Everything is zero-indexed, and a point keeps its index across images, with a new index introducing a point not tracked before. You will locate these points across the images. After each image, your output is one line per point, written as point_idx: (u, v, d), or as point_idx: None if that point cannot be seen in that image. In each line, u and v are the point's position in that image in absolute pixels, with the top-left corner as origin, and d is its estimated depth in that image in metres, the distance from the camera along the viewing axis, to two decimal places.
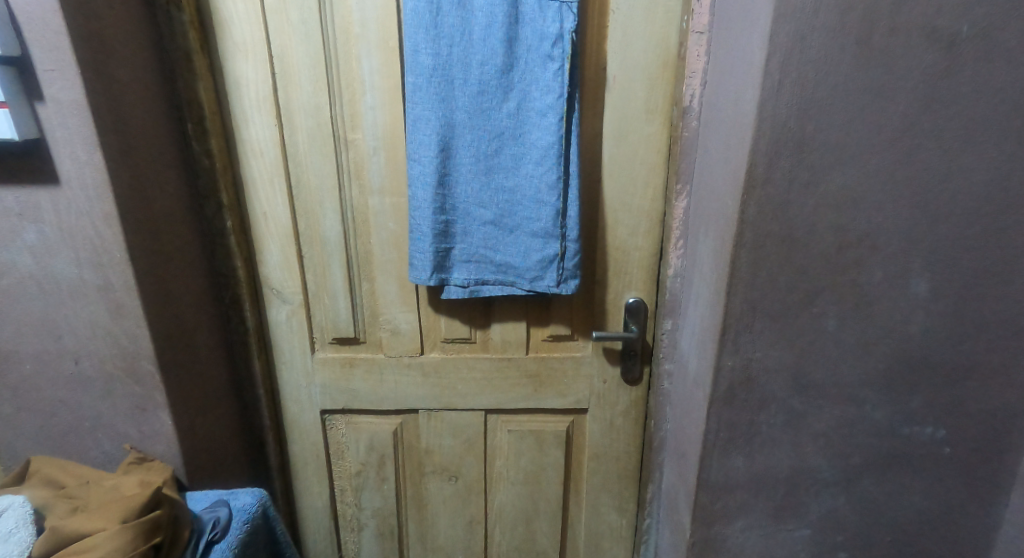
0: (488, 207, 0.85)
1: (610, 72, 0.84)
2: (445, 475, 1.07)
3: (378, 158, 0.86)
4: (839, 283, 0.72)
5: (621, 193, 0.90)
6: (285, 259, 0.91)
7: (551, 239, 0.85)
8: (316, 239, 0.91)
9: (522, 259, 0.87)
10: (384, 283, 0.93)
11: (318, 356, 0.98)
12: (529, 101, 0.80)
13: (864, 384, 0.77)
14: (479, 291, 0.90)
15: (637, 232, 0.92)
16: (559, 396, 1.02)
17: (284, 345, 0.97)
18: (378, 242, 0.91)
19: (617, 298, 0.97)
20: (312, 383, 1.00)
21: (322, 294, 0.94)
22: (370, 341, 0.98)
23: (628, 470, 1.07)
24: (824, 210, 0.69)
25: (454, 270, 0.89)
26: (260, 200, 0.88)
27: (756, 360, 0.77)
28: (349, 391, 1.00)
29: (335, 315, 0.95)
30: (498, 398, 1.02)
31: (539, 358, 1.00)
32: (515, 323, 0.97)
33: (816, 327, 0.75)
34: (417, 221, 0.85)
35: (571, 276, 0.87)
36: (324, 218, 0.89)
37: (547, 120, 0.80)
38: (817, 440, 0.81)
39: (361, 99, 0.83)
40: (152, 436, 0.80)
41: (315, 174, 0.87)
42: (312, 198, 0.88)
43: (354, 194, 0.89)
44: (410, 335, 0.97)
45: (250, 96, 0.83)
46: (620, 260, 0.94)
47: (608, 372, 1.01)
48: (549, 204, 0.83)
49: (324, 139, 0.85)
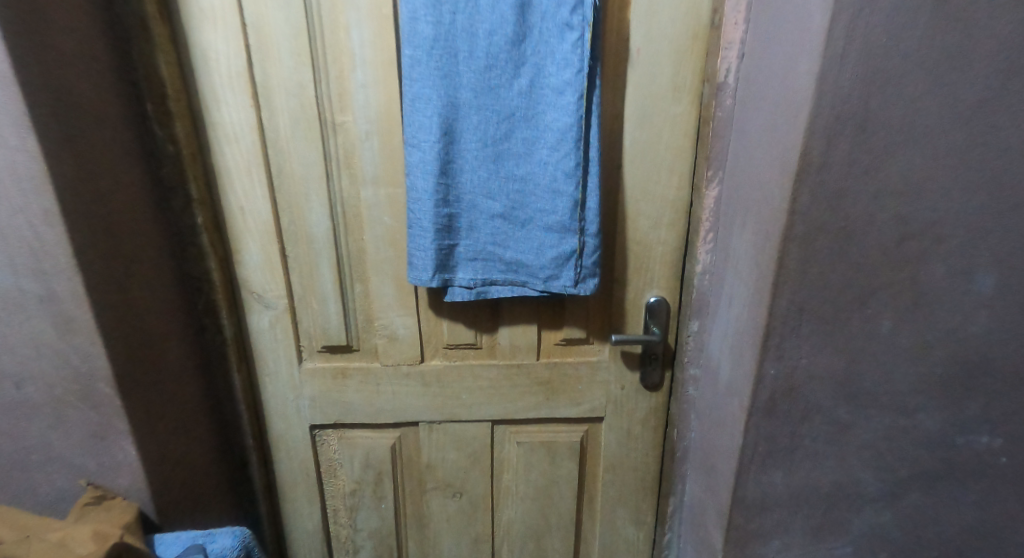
0: (496, 198, 0.76)
1: (633, 44, 0.75)
2: (449, 491, 0.99)
3: (371, 143, 0.76)
4: (897, 280, 0.64)
5: (643, 182, 0.81)
6: (266, 259, 0.80)
7: (568, 234, 0.76)
8: (301, 236, 0.80)
9: (535, 257, 0.78)
10: (380, 284, 0.84)
11: (306, 367, 0.88)
12: (544, 77, 0.71)
13: (918, 391, 0.70)
14: (486, 292, 0.82)
15: (660, 224, 0.83)
16: (572, 404, 0.94)
17: (268, 356, 0.86)
18: (372, 239, 0.81)
19: (637, 298, 0.88)
20: (299, 396, 0.89)
21: (309, 297, 0.84)
22: (365, 348, 0.89)
23: (647, 481, 0.99)
24: (885, 199, 0.61)
25: (458, 269, 0.80)
26: (236, 192, 0.76)
27: (802, 366, 0.69)
28: (342, 404, 0.91)
29: (325, 322, 0.85)
30: (506, 408, 0.94)
31: (551, 364, 0.92)
32: (525, 327, 0.89)
33: (869, 330, 0.67)
34: (416, 215, 0.76)
35: (590, 274, 0.79)
36: (310, 213, 0.79)
37: (564, 99, 0.71)
38: (863, 453, 0.73)
39: (350, 75, 0.73)
40: (113, 470, 0.69)
41: (300, 163, 0.76)
42: (297, 190, 0.77)
43: (344, 184, 0.78)
44: (409, 341, 0.88)
45: (220, 72, 0.71)
46: (641, 255, 0.85)
47: (627, 378, 0.93)
48: (566, 195, 0.75)
49: (309, 122, 0.74)
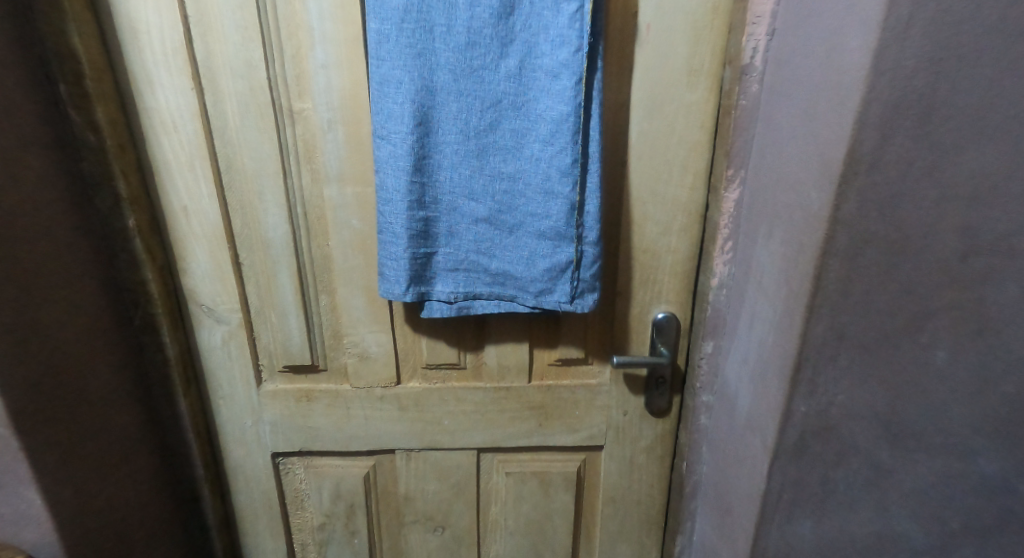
0: (480, 200, 0.66)
1: (642, 20, 0.64)
2: (430, 524, 0.88)
3: (334, 135, 0.65)
4: (959, 303, 0.53)
5: (652, 182, 0.71)
6: (215, 267, 0.70)
7: (563, 242, 0.66)
8: (256, 241, 0.70)
9: (525, 268, 0.68)
10: (349, 296, 0.73)
11: (266, 389, 0.77)
12: (536, 57, 0.60)
13: (978, 432, 0.58)
14: (469, 307, 0.71)
15: (670, 230, 0.73)
16: (569, 431, 0.84)
17: (221, 377, 0.75)
18: (338, 244, 0.71)
19: (643, 313, 0.77)
20: (259, 421, 0.79)
21: (268, 311, 0.73)
22: (333, 368, 0.78)
23: (651, 516, 0.89)
24: (950, 205, 0.50)
25: (437, 281, 0.70)
26: (178, 190, 0.66)
27: (838, 403, 0.58)
28: (308, 430, 0.80)
29: (286, 339, 0.75)
30: (494, 434, 0.83)
31: (545, 387, 0.81)
32: (515, 345, 0.78)
33: (922, 360, 0.56)
34: (387, 218, 0.66)
35: (588, 289, 0.68)
36: (266, 215, 0.68)
37: (559, 83, 0.60)
38: (908, 502, 0.62)
39: (308, 53, 0.62)
40: (16, 523, 0.57)
41: (251, 157, 0.65)
42: (250, 188, 0.67)
43: (305, 181, 0.68)
44: (383, 361, 0.78)
45: (153, 48, 0.60)
46: (648, 265, 0.75)
47: (630, 402, 0.82)
48: (561, 196, 0.64)
49: (261, 108, 0.63)
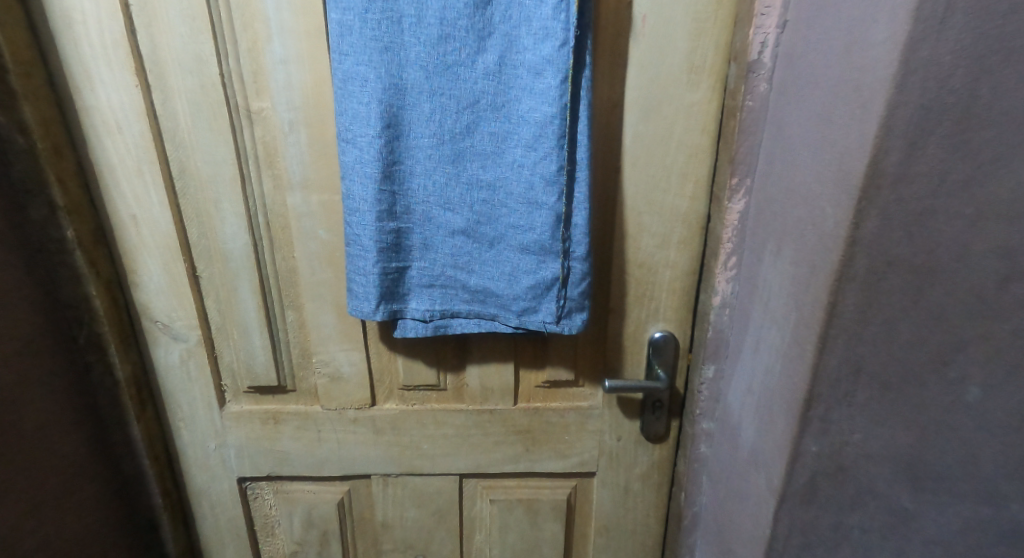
0: (457, 210, 0.59)
1: (637, 11, 0.58)
2: (409, 553, 0.83)
3: (296, 137, 0.59)
4: (994, 334, 0.47)
5: (648, 190, 0.64)
6: (169, 281, 0.64)
7: (548, 257, 0.59)
8: (213, 253, 0.64)
9: (507, 285, 0.61)
10: (317, 312, 0.67)
11: (230, 411, 0.72)
12: (518, 51, 0.54)
13: (1010, 477, 0.52)
14: (447, 326, 0.65)
15: (668, 243, 0.66)
16: (558, 457, 0.78)
17: (181, 397, 0.70)
18: (304, 257, 0.65)
19: (639, 332, 0.71)
20: (223, 445, 0.73)
21: (229, 328, 0.68)
22: (302, 389, 0.72)
23: (647, 546, 0.83)
24: (987, 224, 0.43)
25: (411, 298, 0.64)
26: (126, 198, 0.60)
27: (854, 443, 0.51)
28: (277, 454, 0.75)
29: (249, 358, 0.69)
30: (477, 460, 0.77)
31: (532, 410, 0.75)
32: (499, 366, 0.72)
33: (951, 398, 0.49)
34: (355, 230, 0.59)
35: (577, 308, 0.62)
36: (223, 225, 0.62)
37: (542, 82, 0.54)
38: (930, 551, 0.56)
39: (265, 47, 0.56)
40: None
41: (205, 161, 0.59)
42: (205, 196, 0.61)
43: (265, 188, 0.62)
44: (356, 381, 0.72)
45: (91, 41, 0.54)
46: (644, 280, 0.68)
47: (624, 427, 0.76)
48: (546, 207, 0.57)
49: (214, 108, 0.57)
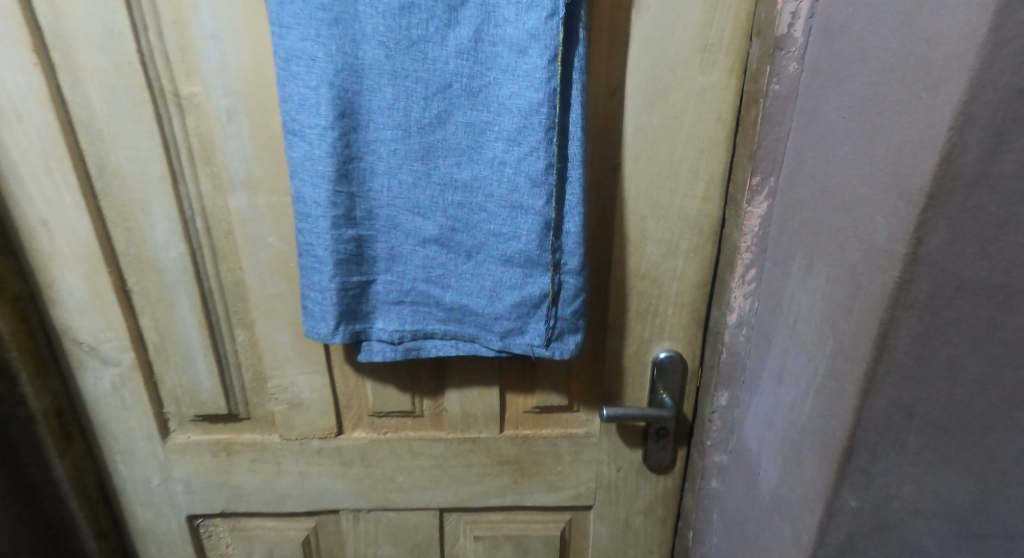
0: (428, 215, 0.50)
1: None
2: None
3: (235, 129, 0.50)
4: None
5: (653, 191, 0.55)
6: (92, 297, 0.55)
7: (535, 270, 0.50)
8: (144, 264, 0.55)
9: (487, 302, 0.52)
10: (270, 331, 0.58)
11: (174, 442, 0.63)
12: (496, 24, 0.44)
13: None
14: (420, 348, 0.56)
15: (676, 251, 0.57)
16: (549, 489, 0.69)
17: (116, 428, 0.61)
18: (252, 269, 0.55)
19: (641, 352, 0.62)
20: (168, 480, 0.64)
21: (168, 350, 0.58)
22: (257, 417, 0.63)
23: None
24: None
25: (377, 317, 0.55)
26: (34, 200, 0.51)
27: (903, 498, 0.42)
28: (231, 490, 0.66)
29: (194, 383, 0.60)
30: (458, 493, 0.69)
31: (520, 439, 0.66)
32: (481, 390, 0.63)
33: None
34: (307, 239, 0.50)
35: (569, 329, 0.53)
36: (154, 232, 0.53)
37: (526, 62, 0.44)
38: None
39: (192, 20, 0.46)
40: None
41: (128, 157, 0.50)
42: (130, 198, 0.52)
43: (203, 189, 0.52)
44: (318, 408, 0.63)
45: None
46: (647, 294, 0.59)
47: (624, 456, 0.67)
48: (532, 212, 0.48)
49: (134, 94, 0.48)
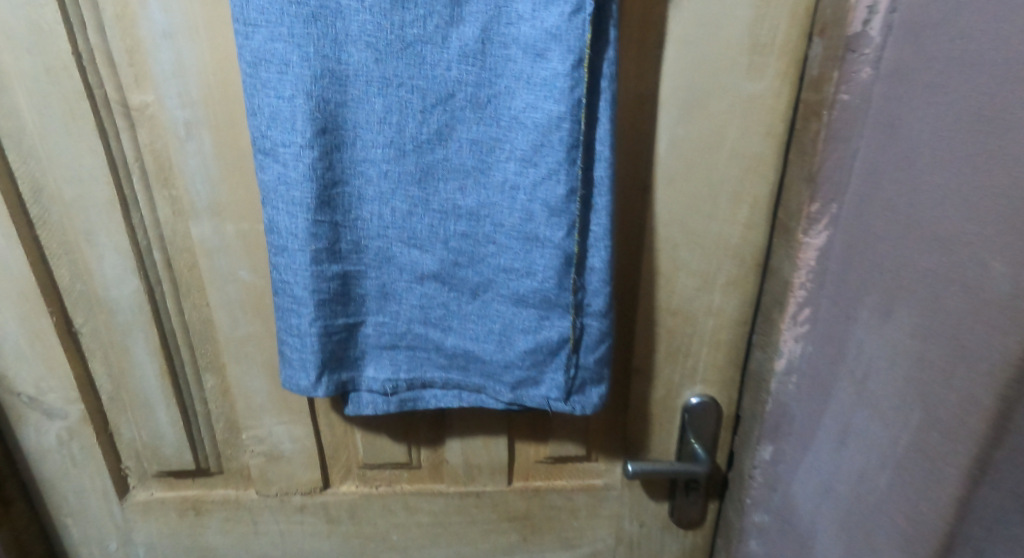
0: (427, 248, 0.42)
1: None
2: None
3: (196, 146, 0.42)
4: None
5: (688, 217, 0.47)
6: (32, 342, 0.47)
7: (553, 313, 0.42)
8: (93, 303, 0.47)
9: (496, 349, 0.44)
10: (243, 378, 0.50)
11: (135, 500, 0.55)
12: (509, 21, 0.36)
13: None
14: (418, 398, 0.49)
15: (713, 285, 0.50)
16: (563, 547, 0.61)
17: (67, 485, 0.53)
18: (220, 308, 0.47)
19: (670, 397, 0.54)
20: (130, 542, 0.57)
21: (125, 399, 0.50)
22: (230, 471, 0.55)
23: None
24: None
25: (368, 363, 0.47)
26: None
27: None
28: (202, 551, 0.58)
29: (155, 437, 0.52)
30: (460, 551, 0.61)
31: (530, 493, 0.58)
32: (487, 441, 0.55)
33: None
34: (282, 277, 0.42)
35: (592, 379, 0.45)
36: (103, 267, 0.45)
37: (545, 67, 0.36)
38: None
39: (138, 16, 0.38)
40: None
41: (68, 180, 0.42)
42: (73, 227, 0.44)
43: (159, 216, 0.44)
44: (300, 462, 0.55)
45: None
46: (678, 332, 0.52)
47: (648, 510, 0.60)
48: (550, 246, 0.40)
49: (72, 105, 0.40)
